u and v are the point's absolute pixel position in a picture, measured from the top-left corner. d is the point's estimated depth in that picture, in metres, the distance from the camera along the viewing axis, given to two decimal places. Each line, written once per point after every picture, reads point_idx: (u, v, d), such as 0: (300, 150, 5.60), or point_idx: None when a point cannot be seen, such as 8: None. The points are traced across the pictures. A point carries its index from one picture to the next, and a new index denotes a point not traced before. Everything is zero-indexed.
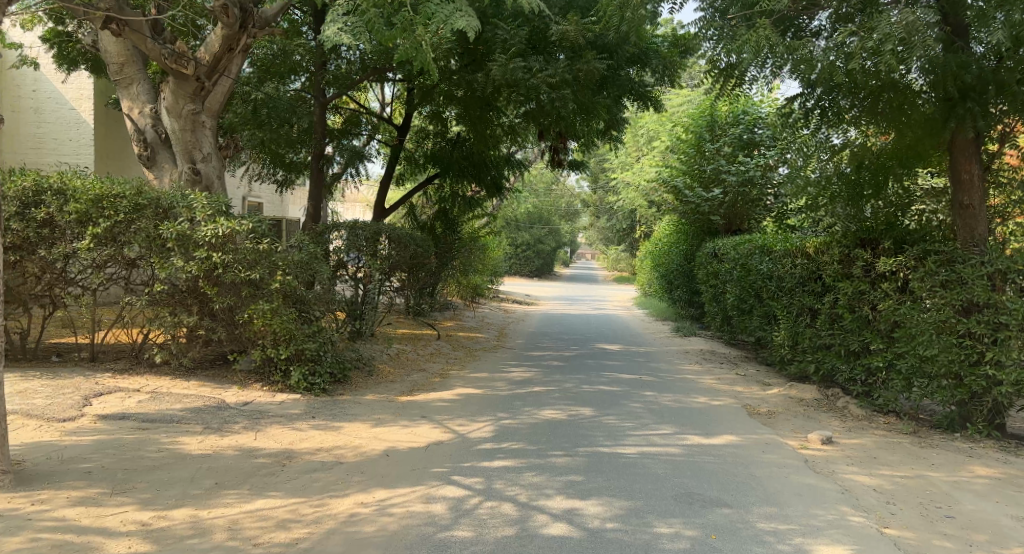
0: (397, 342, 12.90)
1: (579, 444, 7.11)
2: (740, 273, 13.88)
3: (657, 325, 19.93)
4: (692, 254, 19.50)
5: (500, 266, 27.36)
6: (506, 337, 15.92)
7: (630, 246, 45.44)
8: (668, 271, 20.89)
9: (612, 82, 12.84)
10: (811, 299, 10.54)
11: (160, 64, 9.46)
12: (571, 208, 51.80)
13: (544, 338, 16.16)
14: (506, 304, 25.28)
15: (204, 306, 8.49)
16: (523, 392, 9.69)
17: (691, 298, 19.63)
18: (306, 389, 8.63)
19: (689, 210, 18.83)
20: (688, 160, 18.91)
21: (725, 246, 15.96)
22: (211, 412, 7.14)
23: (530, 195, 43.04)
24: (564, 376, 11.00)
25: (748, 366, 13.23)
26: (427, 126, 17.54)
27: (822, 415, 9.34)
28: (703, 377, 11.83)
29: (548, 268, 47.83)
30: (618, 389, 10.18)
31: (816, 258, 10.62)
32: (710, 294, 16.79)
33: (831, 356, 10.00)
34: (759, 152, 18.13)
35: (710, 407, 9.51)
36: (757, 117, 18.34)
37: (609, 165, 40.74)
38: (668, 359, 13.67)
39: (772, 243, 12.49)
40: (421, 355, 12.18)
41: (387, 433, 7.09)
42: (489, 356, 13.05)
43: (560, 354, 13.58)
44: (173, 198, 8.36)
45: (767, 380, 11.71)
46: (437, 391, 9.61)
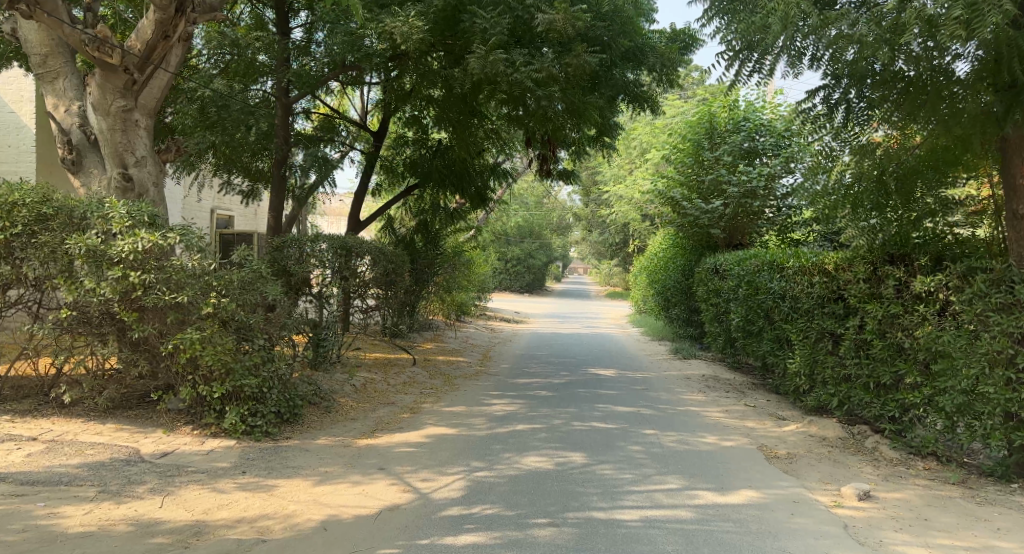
0: (367, 369, 11.58)
1: (567, 507, 5.83)
2: (746, 292, 12.61)
3: (654, 346, 18.66)
4: (691, 271, 18.23)
5: (487, 282, 26.07)
6: (490, 361, 14.57)
7: (623, 261, 44.25)
8: (664, 288, 19.59)
9: (605, 82, 11.62)
10: (832, 322, 9.27)
11: (82, 53, 8.16)
12: (562, 221, 50.62)
13: (531, 361, 14.85)
14: (494, 322, 23.96)
15: (122, 336, 7.20)
16: (505, 432, 8.40)
17: (689, 317, 18.38)
18: (245, 434, 7.32)
19: (688, 224, 17.56)
20: (686, 169, 17.67)
21: (727, 262, 14.74)
22: (113, 468, 5.82)
23: (520, 208, 41.85)
24: (552, 410, 9.70)
25: (757, 395, 11.94)
26: (406, 133, 16.29)
27: (850, 460, 8.08)
28: (708, 409, 10.53)
29: (538, 283, 46.60)
30: (614, 426, 8.89)
31: (837, 276, 9.37)
32: (712, 314, 15.52)
33: (857, 389, 8.74)
34: (762, 161, 16.93)
35: (720, 449, 8.24)
36: (759, 124, 17.23)
37: (601, 178, 39.59)
38: (668, 387, 12.37)
39: (784, 260, 11.24)
40: (392, 385, 10.85)
41: (332, 495, 5.81)
42: (469, 385, 11.74)
43: (549, 382, 12.28)
44: (87, 207, 7.10)
45: (780, 412, 10.44)
46: (404, 431, 8.30)
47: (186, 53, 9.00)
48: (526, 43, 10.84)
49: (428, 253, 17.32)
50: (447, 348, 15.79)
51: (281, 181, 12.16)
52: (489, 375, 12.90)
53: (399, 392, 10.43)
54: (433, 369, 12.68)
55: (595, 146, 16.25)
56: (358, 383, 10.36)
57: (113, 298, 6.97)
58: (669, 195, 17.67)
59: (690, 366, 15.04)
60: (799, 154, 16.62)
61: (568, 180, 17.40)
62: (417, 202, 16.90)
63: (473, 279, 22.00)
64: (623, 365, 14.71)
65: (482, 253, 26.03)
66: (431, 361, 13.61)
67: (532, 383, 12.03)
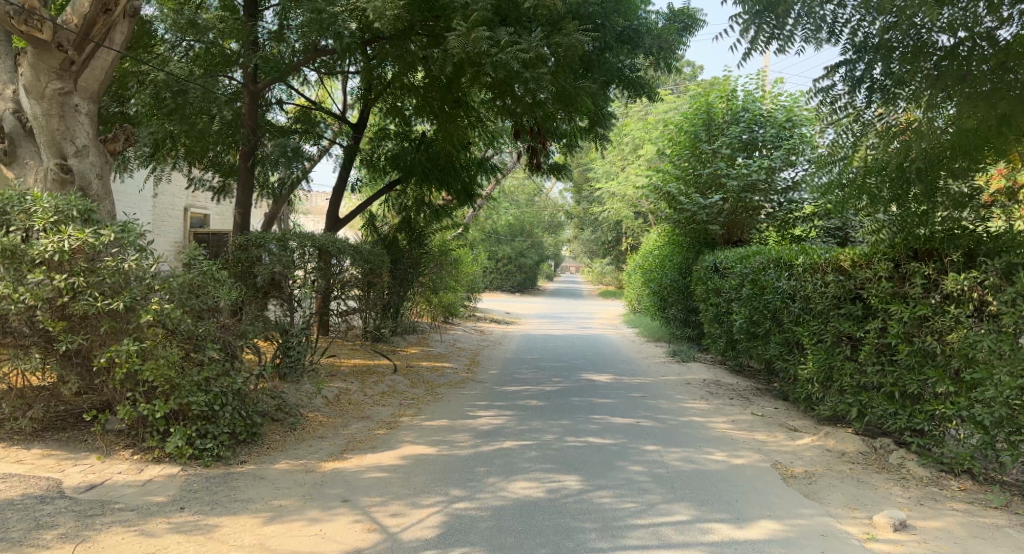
0: (342, 378, 10.71)
1: (562, 549, 5.03)
2: (750, 291, 11.76)
3: (650, 348, 17.81)
4: (689, 269, 17.37)
5: (477, 282, 25.22)
6: (477, 366, 13.73)
7: (616, 259, 43.43)
8: (660, 287, 18.72)
9: (599, 66, 10.78)
10: (850, 325, 8.43)
11: (9, 28, 7.27)
12: (554, 219, 49.77)
13: (522, 366, 13.98)
14: (484, 323, 23.07)
15: (50, 349, 6.34)
16: (490, 451, 7.55)
17: (687, 317, 17.55)
18: (193, 458, 6.51)
19: (685, 220, 16.69)
20: (682, 162, 16.80)
21: (728, 260, 13.91)
22: (23, 508, 5.01)
23: (510, 206, 40.99)
24: (542, 423, 8.84)
25: (763, 402, 11.10)
26: (388, 126, 15.41)
27: (874, 479, 7.26)
28: (713, 420, 9.69)
29: (530, 282, 45.74)
30: (611, 442, 8.05)
31: (853, 274, 8.54)
32: (711, 314, 14.66)
33: (879, 399, 7.91)
34: (762, 153, 16.09)
35: (730, 469, 7.40)
36: (758, 114, 16.36)
37: (593, 174, 38.74)
38: (668, 394, 11.53)
39: (792, 256, 10.39)
40: (369, 395, 9.98)
41: (283, 538, 4.96)
42: (453, 394, 10.88)
43: (540, 389, 11.43)
44: (7, 201, 6.26)
45: (790, 422, 9.61)
46: (377, 451, 7.45)
47: (134, 32, 8.12)
48: (513, 23, 9.99)
49: (413, 252, 16.43)
50: (431, 352, 14.93)
51: (251, 175, 11.27)
52: (476, 382, 12.03)
53: (376, 404, 9.57)
54: (414, 375, 11.82)
55: (588, 138, 15.41)
56: (330, 394, 9.49)
57: (36, 306, 6.10)
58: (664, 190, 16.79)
59: (689, 370, 14.23)
60: (800, 145, 15.81)
61: (560, 174, 16.54)
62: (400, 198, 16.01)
63: (462, 278, 21.10)
64: (619, 369, 13.89)
65: (471, 252, 25.15)
66: (412, 366, 12.75)
67: (521, 391, 11.18)
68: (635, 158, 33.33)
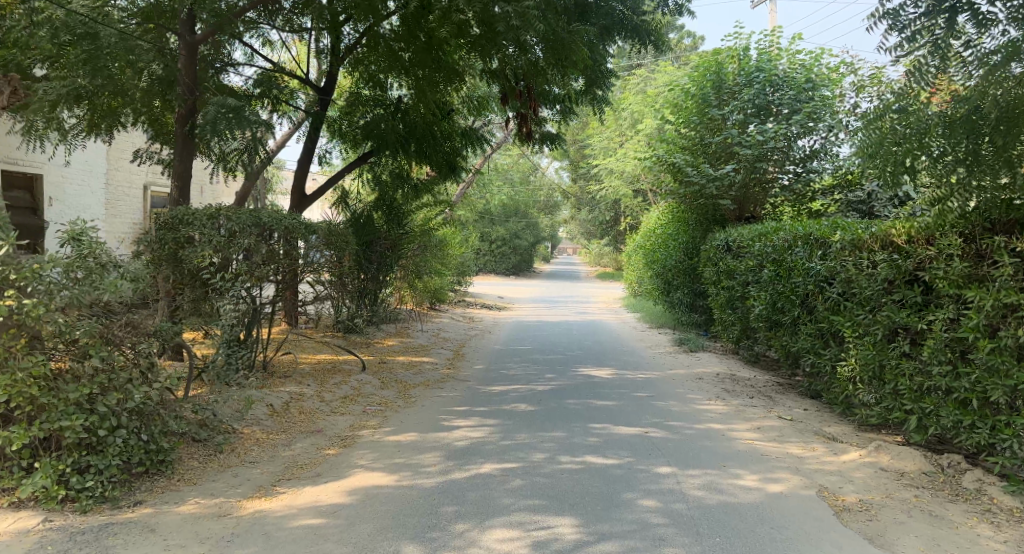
0: (296, 380, 9.12)
1: None
2: (772, 273, 10.18)
3: (653, 336, 16.25)
4: (697, 250, 15.78)
5: (467, 264, 23.61)
6: (460, 360, 12.19)
7: (614, 239, 41.80)
8: (663, 270, 17.12)
9: (594, 11, 10.00)
10: (909, 314, 6.86)
11: None
12: (551, 199, 48.07)
13: (510, 360, 12.38)
14: (474, 308, 21.45)
15: None
16: (462, 480, 6.01)
17: (694, 302, 15.99)
18: (63, 503, 5.16)
19: (693, 195, 15.08)
20: (690, 131, 15.22)
21: (743, 237, 12.35)
22: None
23: (504, 185, 39.31)
24: (530, 436, 7.28)
25: (790, 402, 9.53)
26: (360, 92, 13.75)
27: (949, 510, 5.71)
28: (735, 427, 8.12)
29: (526, 264, 44.09)
30: (615, 463, 6.51)
31: (911, 251, 6.97)
32: (723, 300, 13.11)
33: (946, 406, 6.35)
34: (778, 119, 14.54)
35: (765, 499, 5.87)
36: (775, 73, 14.72)
37: (591, 150, 37.07)
38: (678, 392, 9.96)
39: (829, 233, 8.79)
40: (323, 401, 8.43)
41: None
42: (428, 396, 9.29)
43: (530, 389, 9.85)
44: None
45: (826, 429, 8.06)
46: (319, 482, 5.91)
47: None
48: None
49: (390, 233, 14.78)
50: (408, 343, 13.40)
51: (191, 142, 9.72)
52: (458, 380, 10.44)
53: (331, 413, 8.02)
54: (383, 373, 10.25)
55: (585, 101, 13.77)
56: (275, 402, 7.93)
57: None
58: (669, 163, 15.17)
59: (698, 361, 12.69)
60: (821, 109, 14.26)
61: (552, 145, 14.85)
62: (375, 172, 14.29)
63: (450, 261, 19.48)
64: (623, 362, 12.34)
65: (460, 234, 23.51)
66: (384, 362, 11.20)
67: (509, 392, 9.60)
68: (634, 133, 31.77)
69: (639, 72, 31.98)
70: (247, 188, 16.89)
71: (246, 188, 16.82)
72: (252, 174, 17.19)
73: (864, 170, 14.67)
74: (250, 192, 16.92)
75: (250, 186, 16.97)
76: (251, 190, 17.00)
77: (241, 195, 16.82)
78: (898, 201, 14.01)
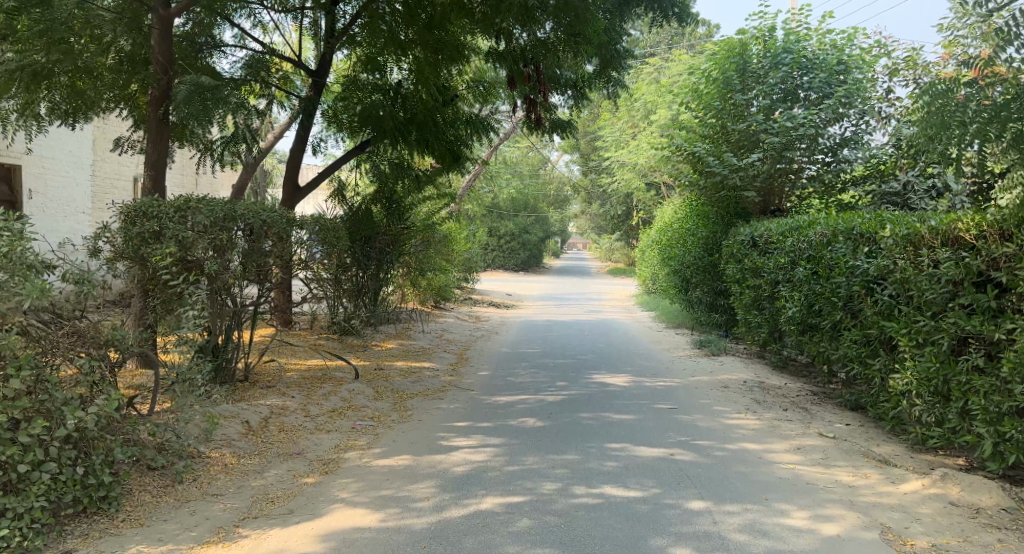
0: (280, 390, 8.24)
1: None
2: (809, 271, 9.23)
3: (670, 337, 15.30)
4: (719, 246, 14.82)
5: (474, 260, 22.71)
6: (462, 365, 11.28)
7: (626, 234, 40.83)
8: (680, 267, 16.16)
9: None
10: (981, 324, 5.97)
11: None
12: (561, 194, 47.10)
13: (518, 365, 11.46)
14: (480, 307, 20.51)
15: None
16: (461, 518, 5.12)
17: (714, 301, 15.06)
18: None
19: (715, 187, 14.14)
20: (712, 118, 14.32)
21: (771, 231, 11.43)
22: None
23: (513, 179, 38.38)
24: (540, 461, 6.36)
25: (830, 417, 8.55)
26: (359, 77, 12.85)
27: None
28: (771, 448, 7.18)
29: (535, 260, 43.14)
30: (640, 495, 5.60)
31: (983, 252, 6.08)
32: (748, 299, 12.16)
33: None
34: (806, 105, 13.66)
35: (822, 542, 4.95)
36: (804, 55, 13.83)
37: (602, 143, 36.14)
38: (703, 403, 9.02)
39: (878, 227, 7.84)
40: (307, 416, 7.53)
41: None
42: (426, 408, 8.40)
43: (540, 399, 8.92)
44: None
45: (876, 450, 7.13)
46: (293, 521, 5.03)
47: None
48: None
49: (390, 228, 13.88)
50: (408, 346, 12.51)
51: (165, 127, 8.74)
52: (460, 389, 9.52)
53: (314, 430, 7.12)
54: (378, 381, 9.34)
55: (601, 84, 12.88)
56: (252, 418, 7.02)
57: None
58: (689, 152, 14.23)
59: (721, 366, 11.72)
60: (853, 94, 13.38)
61: (564, 133, 13.84)
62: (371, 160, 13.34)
63: (456, 258, 18.55)
64: (639, 368, 11.42)
65: (467, 229, 22.60)
66: (378, 367, 10.29)
67: (516, 403, 8.67)
68: (646, 124, 30.89)
69: (652, 61, 31.08)
70: (243, 180, 16.04)
71: (243, 179, 15.99)
72: (249, 165, 16.32)
73: (899, 159, 13.78)
74: (246, 184, 16.07)
75: (247, 177, 16.13)
76: (247, 182, 16.14)
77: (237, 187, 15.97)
78: (935, 192, 13.29)
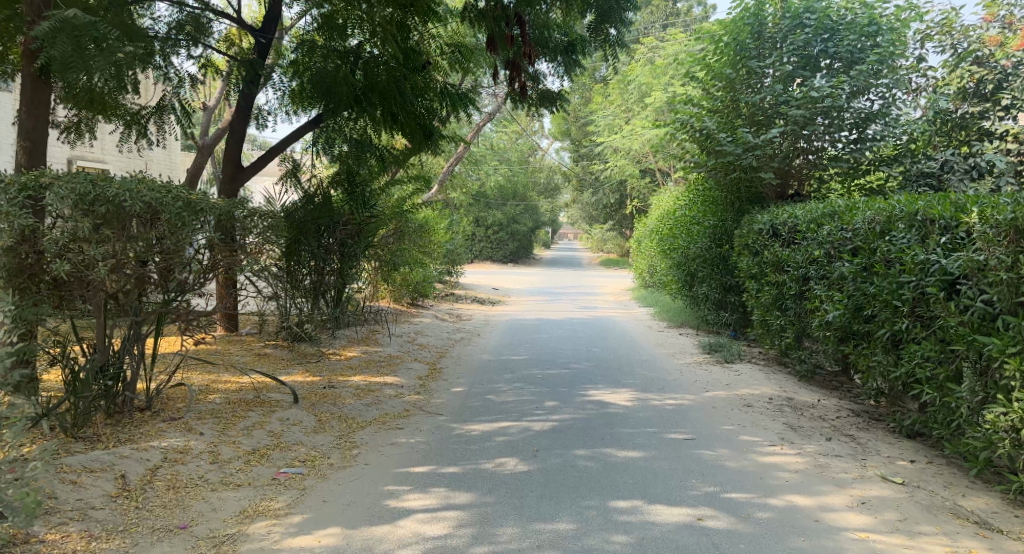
0: (192, 421, 6.50)
1: None
2: (857, 267, 7.45)
3: (673, 339, 13.57)
4: (732, 236, 13.04)
5: (457, 252, 20.86)
6: (433, 379, 9.45)
7: (619, 223, 39.00)
8: (683, 258, 14.37)
9: None
10: None
11: None
12: (550, 181, 45.18)
13: (499, 378, 9.65)
14: (463, 304, 18.63)
15: None
16: None
17: (723, 297, 13.33)
18: None
19: (724, 170, 12.36)
20: (722, 89, 12.52)
21: (801, 217, 9.61)
22: None
23: (500, 166, 36.49)
24: (522, 536, 4.71)
25: (890, 450, 6.79)
26: (316, 37, 11.01)
27: None
28: (829, 503, 5.42)
29: (525, 251, 41.22)
30: None
31: None
32: (769, 300, 10.38)
33: None
34: (830, 75, 11.92)
35: None
36: (832, 10, 11.92)
37: (594, 129, 34.34)
38: (727, 431, 7.26)
39: (959, 211, 6.13)
40: (211, 462, 5.72)
41: None
42: (379, 441, 6.67)
43: (523, 428, 7.13)
44: None
45: (968, 505, 5.41)
46: None
47: None
48: None
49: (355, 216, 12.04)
50: (371, 354, 10.68)
51: (43, 85, 7.13)
52: (426, 413, 7.71)
53: (214, 486, 5.33)
54: (323, 406, 7.51)
55: (598, 48, 11.05)
56: (133, 471, 5.24)
57: None
58: (697, 129, 12.44)
59: (742, 377, 9.92)
60: (887, 60, 11.60)
61: (554, 108, 12.00)
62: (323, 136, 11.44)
63: (434, 250, 16.68)
64: (645, 381, 9.61)
65: (449, 219, 20.72)
66: (328, 386, 8.46)
67: (494, 434, 6.87)
68: (640, 107, 29.13)
69: (648, 41, 29.28)
70: (198, 164, 14.15)
71: (197, 164, 14.11)
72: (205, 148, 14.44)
73: (932, 136, 12.02)
74: (201, 169, 14.20)
75: (203, 161, 14.26)
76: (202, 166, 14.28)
77: (190, 173, 14.09)
78: (976, 173, 11.54)
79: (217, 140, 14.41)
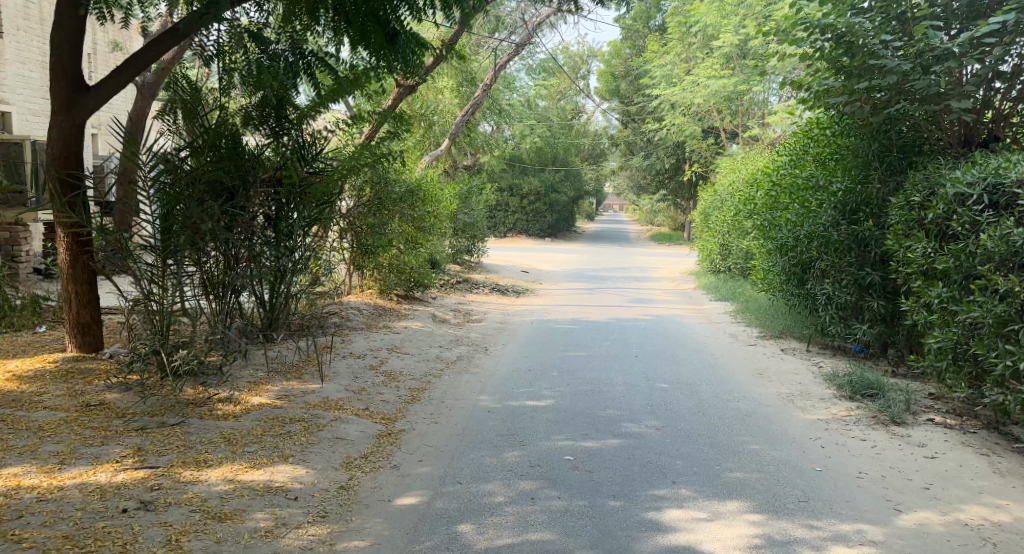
0: None
1: None
2: None
3: (777, 361, 9.06)
4: (879, 207, 8.52)
5: (474, 226, 16.49)
6: (371, 466, 5.11)
7: (673, 192, 34.08)
8: (786, 238, 9.77)
9: None
10: None
11: None
12: (594, 146, 40.35)
13: (497, 463, 5.26)
14: (478, 295, 14.27)
15: None
16: None
17: (857, 299, 8.80)
18: None
19: (876, 102, 8.02)
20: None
21: None
22: None
23: (538, 124, 31.89)
24: None
25: None
26: None
27: None
28: None
29: (564, 224, 36.58)
30: None
31: None
32: (985, 319, 5.88)
33: None
34: None
35: None
36: None
37: (649, 80, 29.54)
38: None
39: None
40: None
41: None
42: None
43: None
44: None
45: None
46: None
47: None
48: None
49: (290, 167, 7.54)
50: (290, 402, 6.37)
51: None
52: None
53: None
54: None
55: None
56: None
57: None
58: (832, 34, 7.96)
59: (944, 469, 5.40)
60: None
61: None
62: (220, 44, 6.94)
63: (437, 226, 12.31)
64: (766, 480, 5.15)
65: (465, 184, 16.33)
66: (134, 508, 4.17)
67: None
68: (707, 53, 24.35)
69: None
70: (137, 111, 10.29)
71: (137, 108, 10.40)
72: (145, 89, 10.54)
73: None
74: (144, 118, 10.41)
75: (145, 105, 10.51)
76: (147, 112, 10.47)
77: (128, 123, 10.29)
78: None
79: (154, 79, 10.49)
